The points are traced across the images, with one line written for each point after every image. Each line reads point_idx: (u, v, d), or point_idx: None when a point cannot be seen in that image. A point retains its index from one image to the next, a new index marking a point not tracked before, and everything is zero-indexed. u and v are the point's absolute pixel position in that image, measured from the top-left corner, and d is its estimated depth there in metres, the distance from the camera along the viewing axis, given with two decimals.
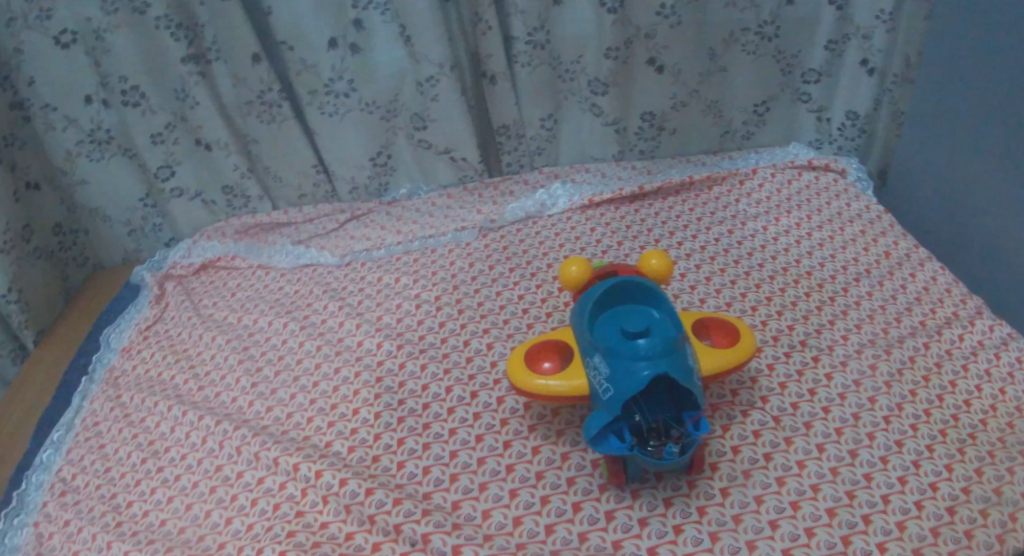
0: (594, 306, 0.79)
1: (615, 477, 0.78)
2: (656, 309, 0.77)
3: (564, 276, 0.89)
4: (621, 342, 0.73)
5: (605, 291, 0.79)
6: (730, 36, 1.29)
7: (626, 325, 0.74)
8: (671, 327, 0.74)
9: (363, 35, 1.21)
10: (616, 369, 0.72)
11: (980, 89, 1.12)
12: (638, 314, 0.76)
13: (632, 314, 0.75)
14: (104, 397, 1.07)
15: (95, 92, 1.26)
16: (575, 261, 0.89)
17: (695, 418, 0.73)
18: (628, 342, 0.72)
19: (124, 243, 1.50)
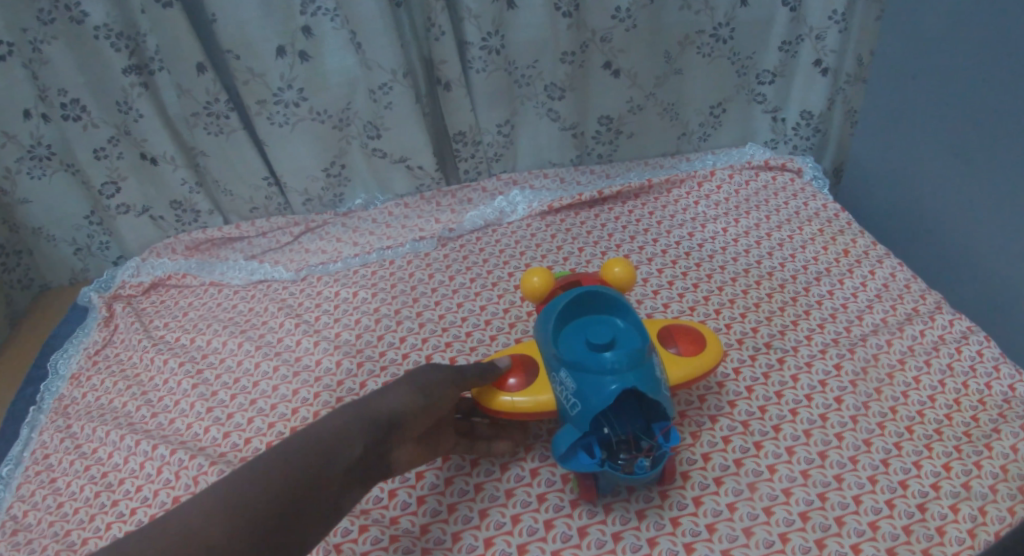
0: (558, 318, 0.77)
1: (586, 492, 0.77)
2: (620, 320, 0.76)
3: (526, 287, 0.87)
4: (586, 356, 0.71)
5: (569, 300, 0.77)
6: (686, 39, 1.29)
7: (590, 338, 0.73)
8: (636, 338, 0.73)
9: (313, 42, 1.17)
10: (582, 384, 0.70)
11: (931, 89, 1.14)
12: (602, 325, 0.75)
13: (596, 326, 0.74)
14: (53, 428, 1.02)
15: (34, 106, 1.20)
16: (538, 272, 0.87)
17: (665, 429, 0.72)
18: (594, 357, 0.71)
19: (70, 263, 1.44)
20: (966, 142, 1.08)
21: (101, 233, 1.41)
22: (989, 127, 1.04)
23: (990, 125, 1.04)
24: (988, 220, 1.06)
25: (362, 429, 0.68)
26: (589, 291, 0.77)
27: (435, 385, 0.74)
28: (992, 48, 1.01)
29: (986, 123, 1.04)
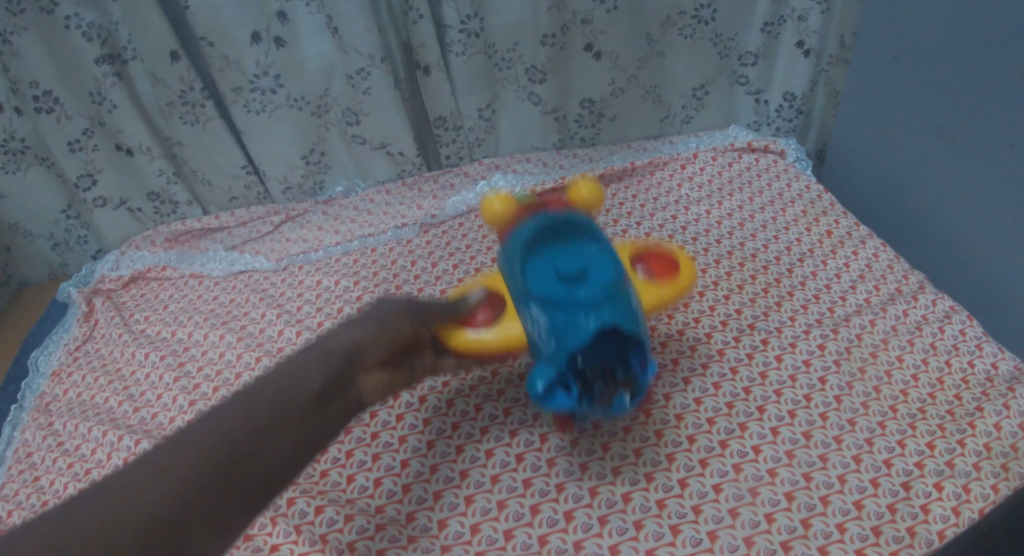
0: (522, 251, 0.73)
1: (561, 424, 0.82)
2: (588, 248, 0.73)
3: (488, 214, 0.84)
4: (560, 290, 0.68)
5: (534, 232, 0.73)
6: (668, 20, 1.28)
7: (561, 272, 0.69)
8: (609, 268, 0.70)
9: (289, 28, 1.15)
10: (554, 320, 0.67)
11: (912, 68, 1.14)
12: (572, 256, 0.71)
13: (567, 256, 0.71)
14: (34, 426, 1.01)
15: (6, 100, 1.17)
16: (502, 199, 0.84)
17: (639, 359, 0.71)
18: (569, 291, 0.67)
19: (48, 258, 1.41)
20: (950, 120, 1.08)
21: (78, 227, 1.39)
22: (972, 105, 1.04)
23: (973, 102, 1.03)
24: (971, 199, 1.06)
25: (313, 367, 0.64)
26: (553, 219, 0.73)
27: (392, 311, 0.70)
28: (974, 25, 1.00)
29: (968, 102, 1.04)
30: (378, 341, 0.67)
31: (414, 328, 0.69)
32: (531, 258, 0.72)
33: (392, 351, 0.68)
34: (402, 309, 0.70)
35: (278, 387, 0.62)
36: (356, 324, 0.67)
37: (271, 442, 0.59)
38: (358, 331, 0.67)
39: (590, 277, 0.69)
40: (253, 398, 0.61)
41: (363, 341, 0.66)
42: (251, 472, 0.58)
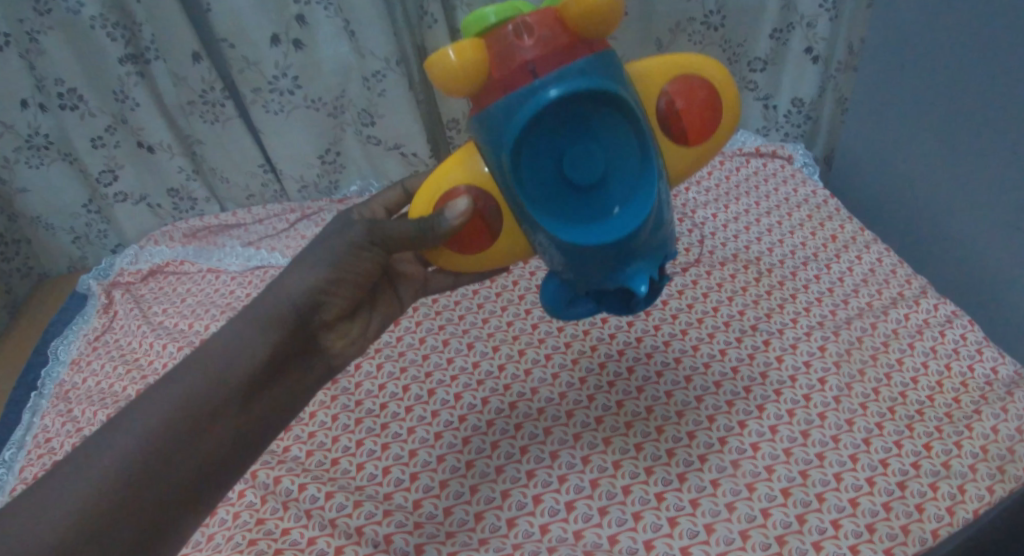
0: (524, 149, 0.56)
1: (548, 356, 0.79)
2: (598, 134, 0.57)
3: (443, 79, 0.55)
4: (587, 226, 0.59)
5: (535, 118, 0.55)
6: (677, 27, 1.31)
7: (579, 184, 0.58)
8: (630, 164, 0.58)
9: (307, 31, 1.18)
10: (585, 262, 0.60)
11: (917, 76, 1.15)
12: (583, 159, 0.57)
13: (578, 164, 0.57)
14: (54, 413, 1.04)
15: (31, 96, 1.21)
16: (460, 55, 0.54)
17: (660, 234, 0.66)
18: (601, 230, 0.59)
19: (68, 251, 1.45)
20: (953, 128, 1.10)
21: (99, 222, 1.43)
22: (975, 114, 1.05)
23: (976, 111, 1.05)
24: (976, 206, 1.08)
25: (271, 331, 0.65)
26: (559, 91, 0.54)
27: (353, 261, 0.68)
28: (976, 33, 1.02)
29: (972, 110, 1.06)
30: (332, 290, 0.68)
31: (372, 265, 0.69)
32: (537, 158, 0.57)
33: (348, 296, 0.70)
34: (363, 245, 0.68)
35: (208, 374, 0.62)
36: (311, 269, 0.67)
37: (228, 411, 0.62)
38: (312, 276, 0.67)
39: (612, 187, 0.59)
40: (226, 352, 0.64)
41: (318, 289, 0.67)
42: (209, 441, 0.60)
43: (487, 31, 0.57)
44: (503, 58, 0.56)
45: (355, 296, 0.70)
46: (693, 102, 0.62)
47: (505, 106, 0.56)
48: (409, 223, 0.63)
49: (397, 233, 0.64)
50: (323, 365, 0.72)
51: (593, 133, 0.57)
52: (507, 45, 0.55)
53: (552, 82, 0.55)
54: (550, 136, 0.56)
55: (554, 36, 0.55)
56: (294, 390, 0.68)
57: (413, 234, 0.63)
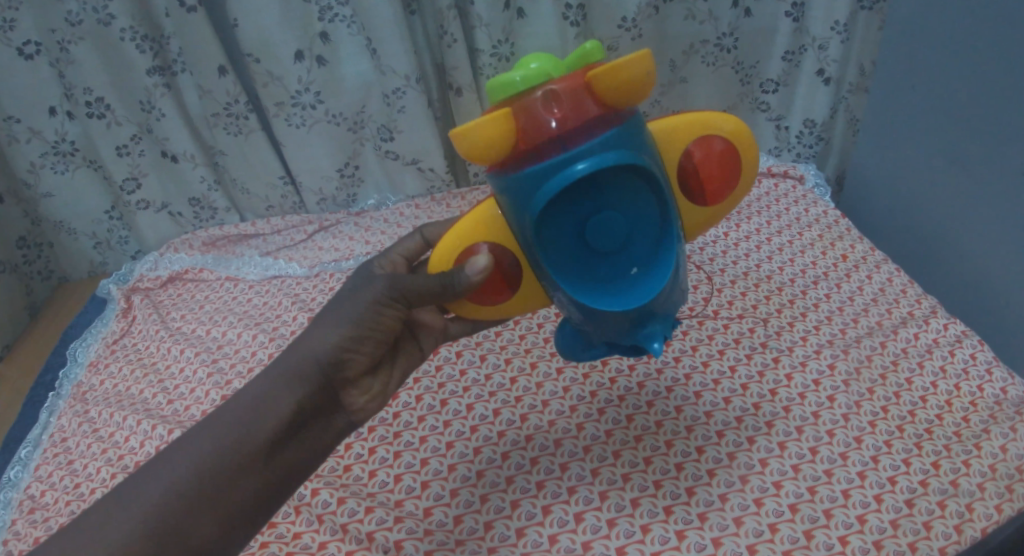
0: (549, 215, 0.59)
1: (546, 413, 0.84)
2: (620, 201, 0.60)
3: (474, 148, 0.57)
4: (606, 291, 0.63)
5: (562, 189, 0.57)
6: (690, 48, 1.33)
7: (600, 248, 0.61)
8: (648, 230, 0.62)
9: (330, 48, 1.22)
10: (602, 321, 0.65)
11: (928, 101, 1.17)
12: (605, 229, 0.60)
13: (600, 232, 0.60)
14: (72, 413, 1.07)
15: (59, 104, 1.25)
16: (490, 126, 0.57)
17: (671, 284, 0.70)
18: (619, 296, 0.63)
19: (89, 256, 1.49)
20: (963, 152, 1.11)
21: (120, 228, 1.46)
22: (984, 139, 1.06)
23: (984, 135, 1.07)
24: (985, 227, 1.09)
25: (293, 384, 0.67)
26: (587, 164, 0.57)
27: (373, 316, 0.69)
28: (984, 60, 1.04)
29: (980, 134, 1.07)
30: (355, 346, 0.69)
31: (395, 320, 0.70)
32: (561, 222, 0.60)
33: (372, 351, 0.70)
34: (384, 302, 0.68)
35: (229, 433, 0.64)
36: (335, 328, 0.68)
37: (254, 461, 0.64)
38: (336, 334, 0.68)
39: (631, 248, 0.63)
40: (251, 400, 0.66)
41: (342, 346, 0.68)
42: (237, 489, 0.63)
43: (512, 97, 0.59)
44: (530, 126, 0.58)
45: (378, 351, 0.71)
46: (710, 155, 0.67)
47: (533, 174, 0.58)
48: (434, 277, 0.66)
49: (419, 289, 0.67)
50: (345, 421, 0.72)
51: (617, 201, 0.60)
52: (534, 114, 0.58)
53: (580, 154, 0.57)
54: (575, 202, 0.59)
55: (581, 109, 0.58)
56: (319, 442, 0.70)
57: (437, 289, 0.66)
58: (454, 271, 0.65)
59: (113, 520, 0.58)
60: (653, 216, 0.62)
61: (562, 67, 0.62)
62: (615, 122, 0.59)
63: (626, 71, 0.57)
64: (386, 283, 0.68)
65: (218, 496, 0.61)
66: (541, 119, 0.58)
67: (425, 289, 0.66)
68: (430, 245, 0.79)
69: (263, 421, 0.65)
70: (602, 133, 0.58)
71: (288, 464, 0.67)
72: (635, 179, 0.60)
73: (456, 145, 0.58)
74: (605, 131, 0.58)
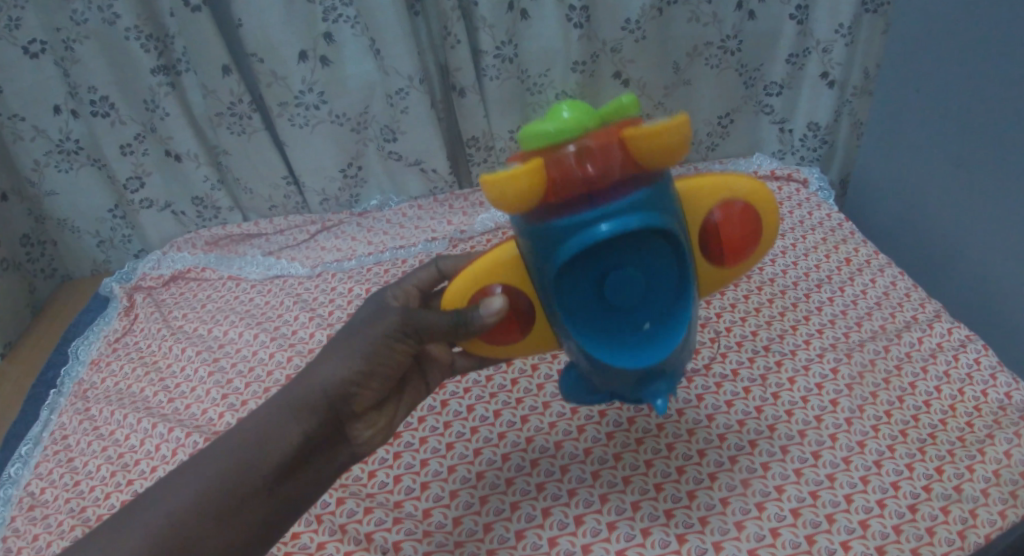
0: (569, 269, 0.60)
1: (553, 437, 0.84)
2: (642, 262, 0.60)
3: (505, 199, 0.57)
4: (617, 346, 0.64)
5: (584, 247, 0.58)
6: (694, 50, 1.32)
7: (616, 304, 0.61)
8: (665, 291, 0.63)
9: (334, 48, 1.22)
10: (609, 374, 0.65)
11: (931, 105, 1.17)
12: (625, 287, 0.60)
13: (618, 289, 0.60)
14: (73, 411, 1.07)
15: (64, 102, 1.26)
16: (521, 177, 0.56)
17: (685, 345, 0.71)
18: (629, 354, 0.64)
19: (92, 254, 1.49)
20: (967, 156, 1.11)
21: (123, 227, 1.46)
22: (989, 142, 1.06)
23: (988, 138, 1.06)
24: (988, 231, 1.09)
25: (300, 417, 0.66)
26: (610, 225, 0.57)
27: (381, 352, 0.67)
28: (988, 64, 1.04)
29: (984, 137, 1.07)
30: (363, 382, 0.67)
31: (404, 355, 0.69)
32: (579, 276, 0.60)
33: (379, 386, 0.69)
34: (393, 338, 0.67)
35: (230, 459, 0.64)
36: (343, 363, 0.67)
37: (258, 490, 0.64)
38: (344, 369, 0.67)
39: (646, 306, 0.63)
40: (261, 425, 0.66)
41: (350, 381, 0.67)
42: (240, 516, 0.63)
43: (544, 148, 0.58)
44: (560, 179, 0.57)
45: (385, 385, 0.70)
46: (733, 219, 0.67)
47: (557, 230, 0.58)
48: (445, 315, 0.65)
49: (432, 326, 0.66)
50: (348, 454, 0.72)
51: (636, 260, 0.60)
52: (565, 165, 0.57)
53: (606, 214, 0.57)
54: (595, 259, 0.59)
55: (613, 167, 0.57)
56: (325, 471, 0.70)
57: (448, 326, 0.65)
58: (467, 310, 0.65)
59: (118, 540, 0.59)
60: (671, 277, 0.62)
61: (596, 117, 0.61)
62: (647, 183, 0.59)
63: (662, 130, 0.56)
64: (398, 318, 0.67)
65: (221, 523, 0.62)
66: (572, 173, 0.57)
67: (436, 326, 0.66)
68: (444, 276, 0.77)
69: (266, 451, 0.65)
70: (631, 194, 0.58)
71: (289, 494, 0.67)
72: (657, 241, 0.60)
73: (486, 193, 0.57)
74: (633, 192, 0.59)
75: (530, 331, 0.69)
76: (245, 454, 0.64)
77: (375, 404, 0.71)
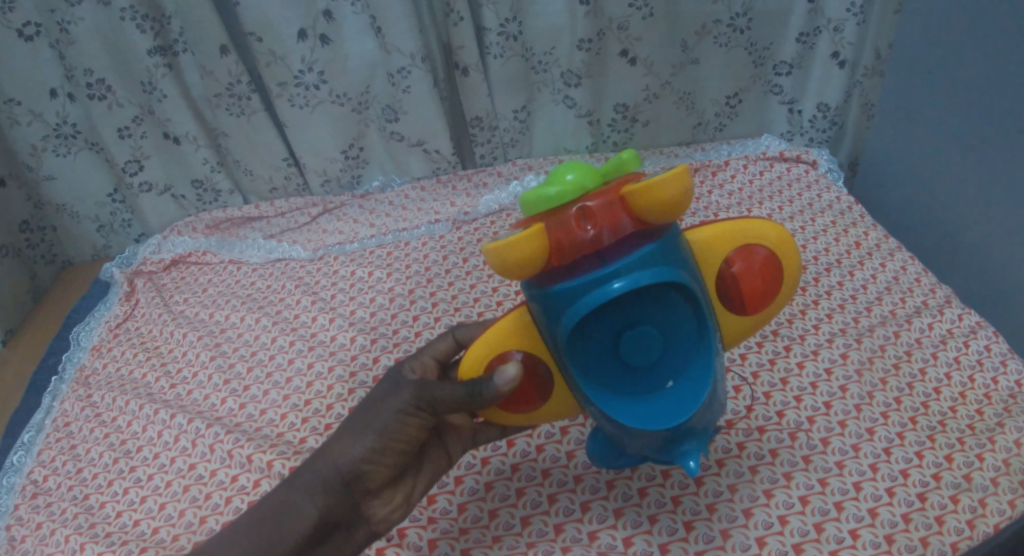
0: (581, 330, 0.57)
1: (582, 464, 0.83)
2: (657, 316, 0.58)
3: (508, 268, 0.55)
4: (645, 409, 0.61)
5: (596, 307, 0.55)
6: (703, 29, 1.29)
7: (634, 364, 0.58)
8: (685, 344, 0.60)
9: (334, 27, 1.19)
10: (636, 436, 0.62)
11: (943, 84, 1.14)
12: (643, 345, 0.57)
13: (635, 347, 0.57)
14: (74, 397, 1.06)
15: (60, 85, 1.24)
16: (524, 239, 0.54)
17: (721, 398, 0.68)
18: (658, 415, 0.60)
19: (93, 239, 1.48)
20: (981, 135, 1.08)
21: (123, 211, 1.45)
22: (1002, 121, 1.04)
23: (1001, 116, 1.03)
24: (998, 213, 1.07)
25: (315, 496, 0.66)
26: (624, 282, 0.54)
27: (393, 429, 0.67)
28: (1003, 40, 1.01)
29: (998, 116, 1.04)
30: (376, 457, 0.67)
31: (417, 430, 0.68)
32: (592, 335, 0.58)
33: (394, 461, 0.68)
34: (404, 412, 0.67)
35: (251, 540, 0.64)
36: (355, 440, 0.67)
37: None
38: (358, 447, 0.66)
39: (665, 363, 0.60)
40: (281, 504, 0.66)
41: (364, 459, 0.67)
42: None
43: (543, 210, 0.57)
44: (564, 238, 0.55)
45: (400, 461, 0.69)
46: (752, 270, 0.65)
47: (565, 292, 0.56)
48: (458, 386, 0.63)
49: (444, 399, 0.64)
50: (366, 532, 0.69)
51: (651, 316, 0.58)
52: (566, 227, 0.55)
53: (617, 271, 0.55)
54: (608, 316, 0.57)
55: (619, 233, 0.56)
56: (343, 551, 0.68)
57: (463, 397, 0.63)
58: (480, 380, 0.62)
59: None
60: (689, 331, 0.60)
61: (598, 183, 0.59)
62: (652, 236, 0.57)
63: (659, 187, 0.54)
64: (409, 391, 0.67)
65: None
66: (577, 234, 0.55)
67: (449, 397, 0.64)
68: (462, 346, 0.76)
69: (286, 528, 0.65)
70: (640, 248, 0.55)
71: None
72: (671, 293, 0.57)
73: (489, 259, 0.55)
74: (643, 246, 0.56)
75: (549, 397, 0.65)
76: (264, 532, 0.65)
77: (390, 480, 0.69)
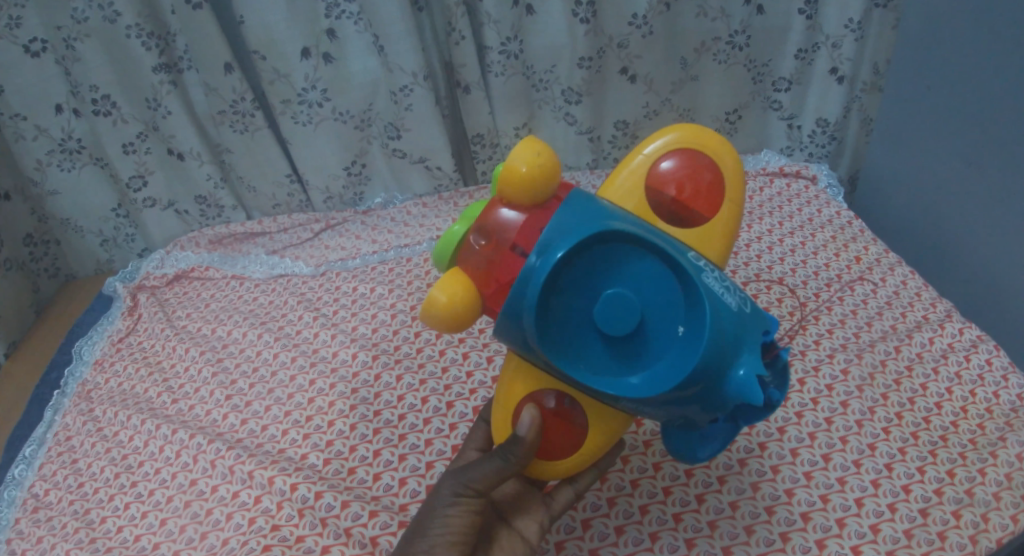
0: (554, 323, 0.60)
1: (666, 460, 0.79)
2: (619, 275, 0.61)
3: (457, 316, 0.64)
4: (666, 364, 0.61)
5: (546, 288, 0.59)
6: (702, 45, 1.30)
7: (622, 332, 0.60)
8: (672, 285, 0.61)
9: (337, 45, 1.21)
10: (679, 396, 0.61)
11: (942, 101, 1.15)
12: (618, 306, 0.59)
13: (611, 311, 0.60)
14: (77, 411, 1.06)
15: (66, 101, 1.25)
16: (442, 286, 0.64)
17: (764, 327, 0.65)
18: (680, 359, 0.60)
19: (96, 254, 1.48)
20: (980, 151, 1.09)
21: (127, 226, 1.46)
22: (1000, 137, 1.04)
23: (1000, 133, 1.04)
24: (996, 228, 1.08)
25: None
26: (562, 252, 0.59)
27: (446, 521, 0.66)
28: (1000, 58, 1.02)
29: (997, 133, 1.05)
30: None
31: (468, 517, 0.67)
32: (564, 320, 0.61)
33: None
34: (450, 502, 0.67)
35: None
36: (406, 545, 0.66)
37: None
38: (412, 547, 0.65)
39: (659, 315, 0.61)
40: None
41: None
42: None
43: (460, 258, 0.68)
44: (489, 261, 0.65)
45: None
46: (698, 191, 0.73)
47: (514, 300, 0.61)
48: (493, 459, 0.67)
49: (484, 475, 0.67)
50: None
51: (609, 278, 0.61)
52: (479, 249, 0.66)
53: (547, 251, 0.60)
54: (573, 299, 0.61)
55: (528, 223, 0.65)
56: None
57: (500, 467, 0.66)
58: (509, 444, 0.66)
59: None
60: (664, 273, 0.61)
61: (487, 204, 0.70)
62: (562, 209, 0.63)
63: (511, 158, 0.65)
64: (447, 483, 0.68)
65: None
66: (490, 246, 0.66)
67: (486, 470, 0.67)
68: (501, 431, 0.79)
69: None
70: (552, 223, 0.62)
71: None
72: (619, 246, 0.61)
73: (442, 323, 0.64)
74: (562, 221, 0.62)
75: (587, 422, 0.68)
76: None
77: None
